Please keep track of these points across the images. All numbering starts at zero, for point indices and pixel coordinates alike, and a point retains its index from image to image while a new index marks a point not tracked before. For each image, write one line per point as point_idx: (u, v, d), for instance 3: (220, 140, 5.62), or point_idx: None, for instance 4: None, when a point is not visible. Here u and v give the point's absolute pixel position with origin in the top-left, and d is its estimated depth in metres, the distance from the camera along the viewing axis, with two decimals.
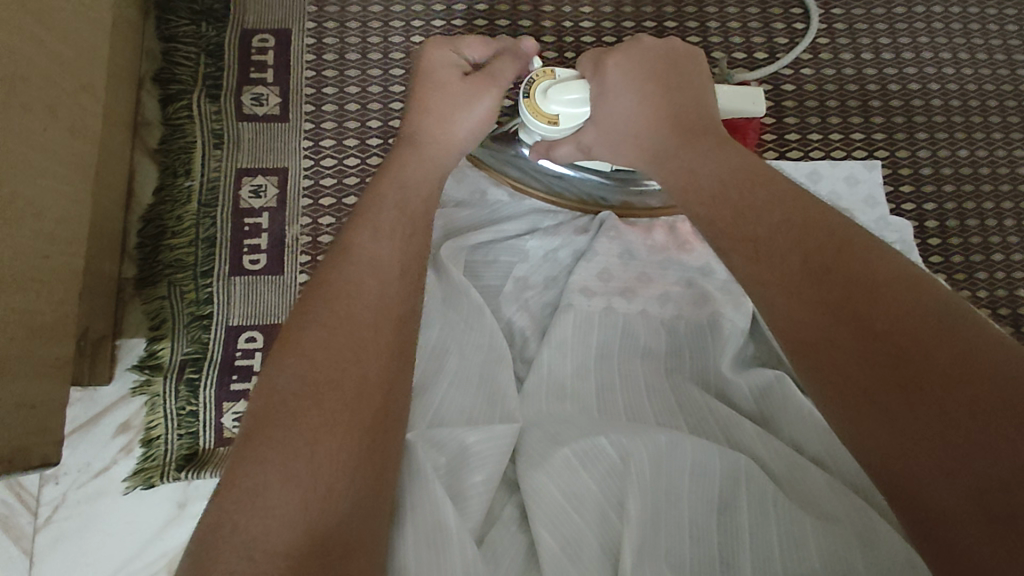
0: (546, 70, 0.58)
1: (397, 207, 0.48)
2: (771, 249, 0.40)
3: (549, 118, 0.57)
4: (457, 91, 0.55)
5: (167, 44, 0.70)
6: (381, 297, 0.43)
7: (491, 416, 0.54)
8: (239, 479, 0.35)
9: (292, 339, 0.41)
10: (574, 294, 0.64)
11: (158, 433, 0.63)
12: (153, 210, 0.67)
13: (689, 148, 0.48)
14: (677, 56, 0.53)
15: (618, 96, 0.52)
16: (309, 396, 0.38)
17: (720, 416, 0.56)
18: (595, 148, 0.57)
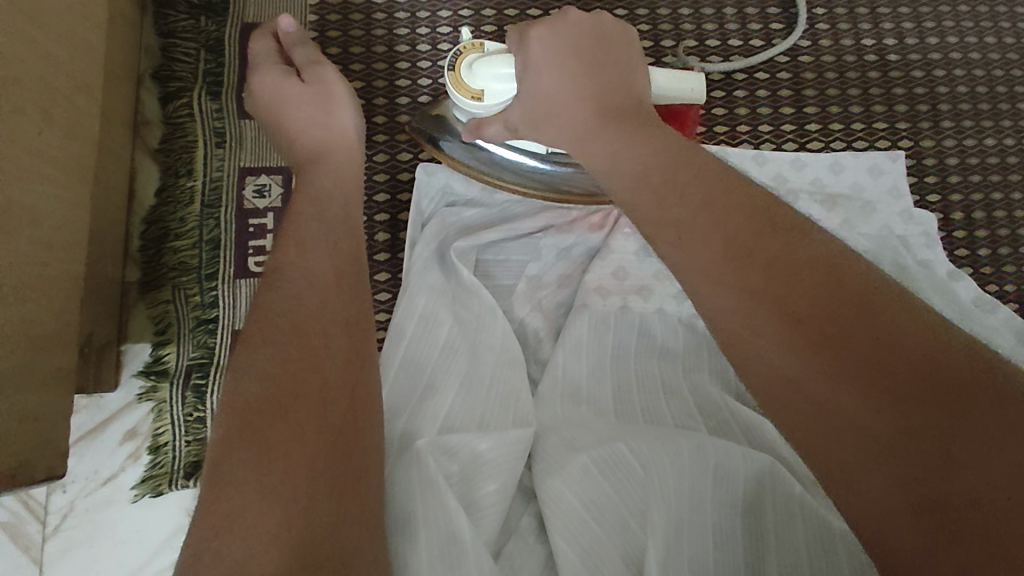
0: (474, 43, 0.53)
1: (325, 214, 0.49)
2: (750, 280, 0.34)
3: (472, 92, 0.52)
4: (312, 99, 0.58)
5: (165, 39, 0.68)
6: (324, 304, 0.43)
7: (504, 421, 0.53)
8: (217, 502, 0.34)
9: (241, 360, 0.40)
10: (588, 294, 0.62)
11: (165, 440, 0.61)
12: (155, 212, 0.66)
13: (614, 128, 0.44)
14: (603, 30, 0.49)
15: (541, 71, 0.48)
16: (270, 409, 0.38)
17: (742, 418, 0.54)
18: (522, 128, 0.52)
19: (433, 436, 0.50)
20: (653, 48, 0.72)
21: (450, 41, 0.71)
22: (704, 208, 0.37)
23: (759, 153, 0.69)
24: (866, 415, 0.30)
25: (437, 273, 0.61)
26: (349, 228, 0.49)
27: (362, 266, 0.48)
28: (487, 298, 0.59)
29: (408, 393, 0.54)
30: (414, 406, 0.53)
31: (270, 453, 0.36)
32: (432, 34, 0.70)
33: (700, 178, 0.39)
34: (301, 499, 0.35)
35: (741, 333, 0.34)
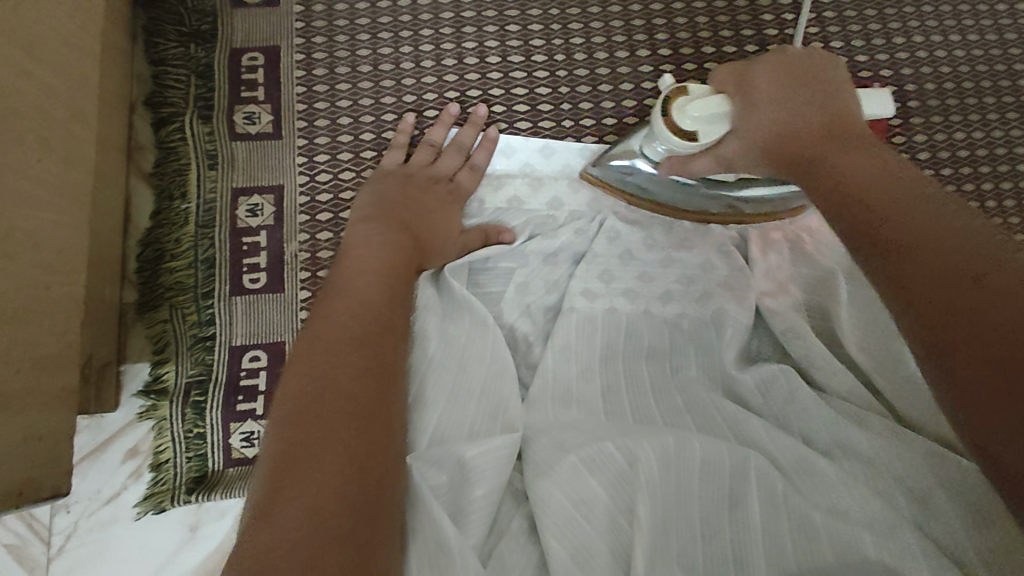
0: (677, 87, 0.55)
1: (383, 258, 0.55)
2: (922, 262, 0.39)
3: (685, 135, 0.54)
4: (441, 204, 0.64)
5: (156, 67, 0.70)
6: (369, 321, 0.48)
7: (492, 427, 0.55)
8: (293, 499, 0.37)
9: (314, 372, 0.44)
10: (576, 298, 0.64)
11: (167, 457, 0.63)
12: (151, 234, 0.67)
13: (835, 151, 0.48)
14: (817, 66, 0.52)
15: (767, 104, 0.51)
16: (348, 422, 0.42)
17: (727, 413, 0.56)
18: (735, 160, 0.54)
19: (423, 450, 0.52)
20: (630, 58, 0.74)
21: (433, 58, 0.72)
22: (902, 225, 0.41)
23: None
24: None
25: (427, 289, 0.63)
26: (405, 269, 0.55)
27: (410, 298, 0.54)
28: (479, 310, 0.60)
29: None
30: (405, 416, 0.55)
31: (326, 450, 0.40)
32: (415, 52, 0.72)
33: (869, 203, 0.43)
34: (359, 513, 0.39)
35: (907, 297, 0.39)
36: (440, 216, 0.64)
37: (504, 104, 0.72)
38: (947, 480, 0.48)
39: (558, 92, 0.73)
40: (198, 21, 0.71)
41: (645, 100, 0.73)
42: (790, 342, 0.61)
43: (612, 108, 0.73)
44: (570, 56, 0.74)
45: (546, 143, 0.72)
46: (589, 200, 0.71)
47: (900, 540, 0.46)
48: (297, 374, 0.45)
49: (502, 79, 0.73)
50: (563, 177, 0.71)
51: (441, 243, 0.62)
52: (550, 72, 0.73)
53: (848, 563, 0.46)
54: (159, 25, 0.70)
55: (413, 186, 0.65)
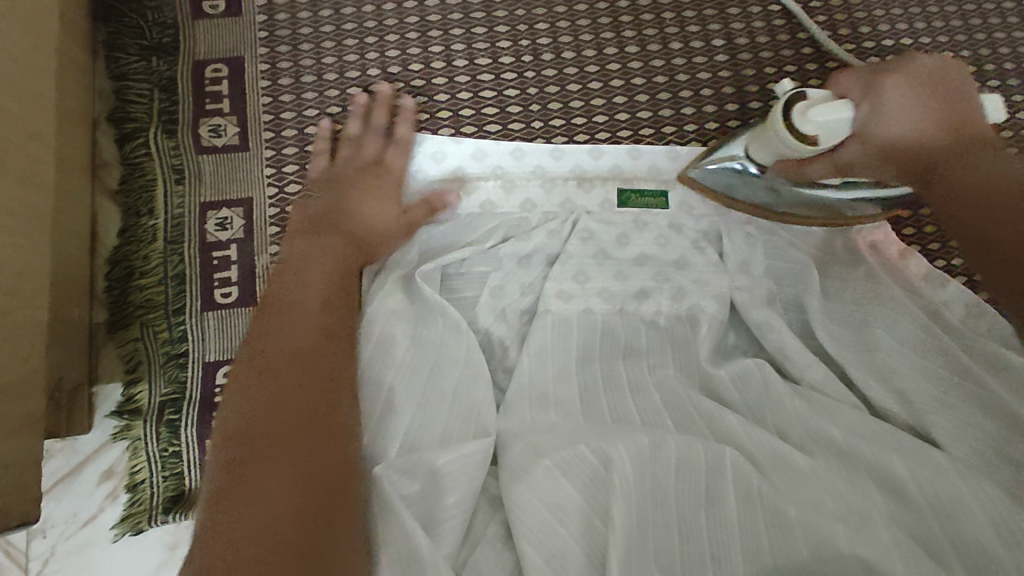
0: (797, 93, 0.57)
1: (321, 272, 0.56)
2: None
3: (808, 140, 0.56)
4: (377, 193, 0.64)
5: (119, 83, 0.69)
6: (302, 327, 0.51)
7: (466, 434, 0.54)
8: (237, 521, 0.40)
9: (254, 394, 0.46)
10: (551, 300, 0.63)
11: (143, 477, 0.62)
12: (119, 252, 0.66)
13: (952, 160, 0.55)
14: (939, 71, 0.58)
15: (899, 113, 0.57)
16: (280, 441, 0.44)
17: (704, 409, 0.55)
18: (855, 164, 0.60)
19: (392, 459, 0.52)
20: (598, 56, 0.73)
21: (399, 64, 0.72)
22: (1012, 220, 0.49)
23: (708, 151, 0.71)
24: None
25: (398, 296, 0.62)
26: (344, 282, 0.57)
27: (347, 297, 0.56)
28: (452, 315, 0.60)
29: (373, 412, 0.55)
30: (376, 428, 0.55)
31: (267, 454, 0.43)
32: (381, 58, 0.72)
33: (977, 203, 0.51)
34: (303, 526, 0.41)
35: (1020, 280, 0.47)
36: (378, 206, 0.63)
37: (472, 107, 0.71)
38: (917, 469, 0.49)
39: (526, 94, 0.72)
40: (159, 34, 0.70)
41: (615, 99, 0.73)
42: (765, 336, 0.61)
43: (582, 107, 0.72)
44: (537, 56, 0.73)
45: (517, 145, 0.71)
46: (562, 199, 0.70)
47: (873, 530, 0.46)
48: (238, 398, 0.47)
49: (470, 82, 0.72)
50: (535, 178, 0.70)
51: (382, 233, 0.62)
52: (518, 73, 0.72)
53: (824, 556, 0.46)
54: (120, 40, 0.69)
55: (349, 182, 0.64)
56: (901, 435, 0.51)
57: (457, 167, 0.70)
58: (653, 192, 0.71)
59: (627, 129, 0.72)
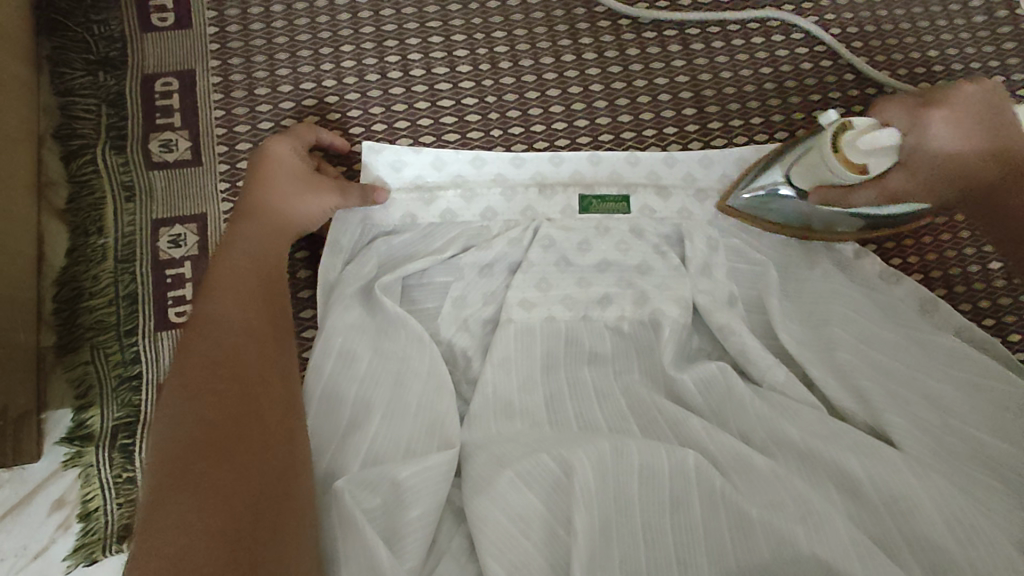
0: (844, 122, 0.56)
1: (249, 267, 0.53)
2: None
3: (856, 167, 0.56)
4: (295, 176, 0.61)
5: (64, 98, 0.67)
6: (237, 330, 0.47)
7: (430, 446, 0.53)
8: (159, 548, 0.35)
9: (177, 406, 0.42)
10: (513, 310, 0.63)
11: (96, 505, 0.60)
12: (67, 273, 0.65)
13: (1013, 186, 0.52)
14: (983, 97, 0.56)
15: (948, 140, 0.55)
16: (209, 456, 0.39)
17: (667, 413, 0.55)
18: (903, 189, 0.57)
19: (354, 474, 0.51)
20: (555, 63, 0.73)
21: (355, 74, 0.71)
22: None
23: (668, 155, 0.71)
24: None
25: (359, 309, 0.61)
26: (273, 279, 0.54)
27: (278, 300, 0.53)
28: (414, 326, 0.59)
29: (335, 427, 0.55)
30: (338, 443, 0.54)
31: (202, 462, 0.38)
32: (336, 69, 0.71)
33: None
34: (240, 543, 0.36)
35: None
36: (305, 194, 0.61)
37: (430, 117, 0.71)
38: (872, 468, 0.49)
39: (485, 102, 0.72)
40: (106, 48, 0.68)
41: (573, 105, 0.73)
42: (727, 339, 0.61)
43: (540, 114, 0.72)
44: (495, 64, 0.73)
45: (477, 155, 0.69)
46: (523, 207, 0.69)
47: (833, 531, 0.46)
48: (162, 412, 0.42)
49: (428, 91, 0.71)
50: (495, 186, 0.70)
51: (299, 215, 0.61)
52: (475, 82, 0.72)
53: (784, 557, 0.46)
54: (65, 54, 0.67)
55: (277, 170, 0.61)
56: (857, 434, 0.51)
57: (416, 177, 0.69)
58: (615, 197, 0.70)
59: (586, 135, 0.72)
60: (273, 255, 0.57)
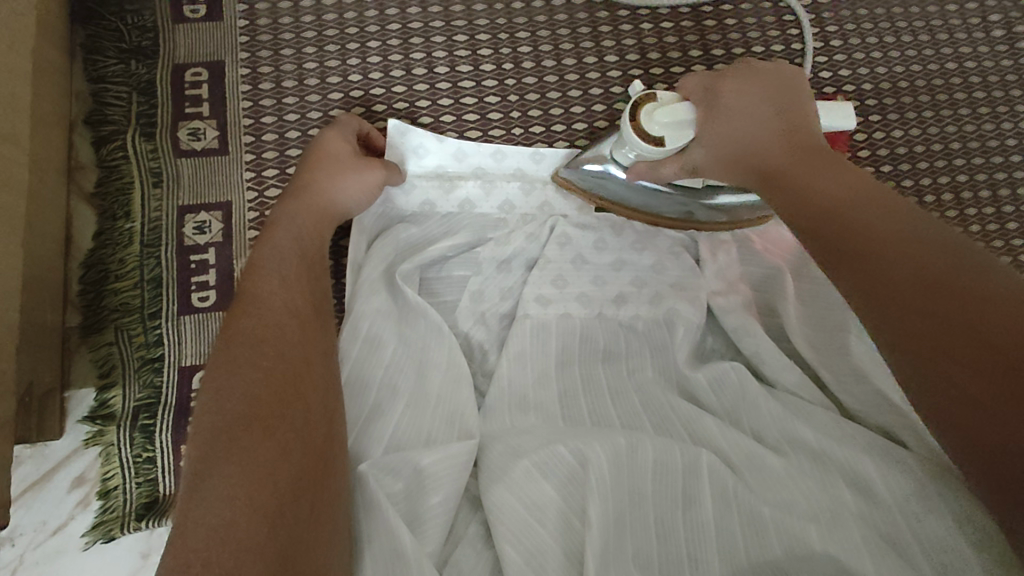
0: (648, 94, 0.58)
1: (292, 249, 0.55)
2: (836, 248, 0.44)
3: (655, 140, 0.58)
4: (347, 164, 0.62)
5: (97, 86, 0.69)
6: (280, 312, 0.49)
7: (450, 435, 0.54)
8: (205, 518, 0.37)
9: (220, 380, 0.44)
10: (529, 305, 0.63)
11: (116, 484, 0.61)
12: (94, 255, 0.66)
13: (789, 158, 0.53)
14: (778, 73, 0.59)
15: (729, 111, 0.57)
16: (253, 433, 0.41)
17: (681, 412, 0.56)
18: (703, 163, 0.59)
19: (376, 458, 0.52)
20: (577, 64, 0.74)
21: (381, 70, 0.72)
22: (840, 209, 0.46)
23: None
24: (942, 337, 0.36)
25: (383, 296, 0.62)
26: (316, 264, 0.56)
27: (324, 289, 0.54)
28: (434, 317, 0.60)
29: (357, 413, 0.56)
30: (362, 428, 0.55)
31: (247, 440, 0.41)
32: (362, 64, 0.72)
33: (815, 198, 0.48)
34: (281, 518, 0.39)
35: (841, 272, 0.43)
36: (353, 180, 0.62)
37: (453, 114, 0.72)
38: (887, 469, 0.50)
39: (507, 101, 0.73)
40: (138, 38, 0.70)
41: (593, 106, 0.74)
42: (740, 339, 0.62)
43: (561, 115, 0.73)
44: (518, 64, 0.74)
45: (498, 148, 0.71)
46: (541, 202, 0.71)
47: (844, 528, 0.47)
48: (209, 385, 0.44)
49: (451, 89, 0.73)
50: (514, 180, 0.71)
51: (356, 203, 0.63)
52: (498, 81, 0.73)
53: (795, 553, 0.47)
54: (98, 42, 0.69)
55: (326, 158, 0.62)
56: (871, 435, 0.52)
57: (436, 166, 0.70)
58: None
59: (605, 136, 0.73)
60: (316, 239, 0.58)
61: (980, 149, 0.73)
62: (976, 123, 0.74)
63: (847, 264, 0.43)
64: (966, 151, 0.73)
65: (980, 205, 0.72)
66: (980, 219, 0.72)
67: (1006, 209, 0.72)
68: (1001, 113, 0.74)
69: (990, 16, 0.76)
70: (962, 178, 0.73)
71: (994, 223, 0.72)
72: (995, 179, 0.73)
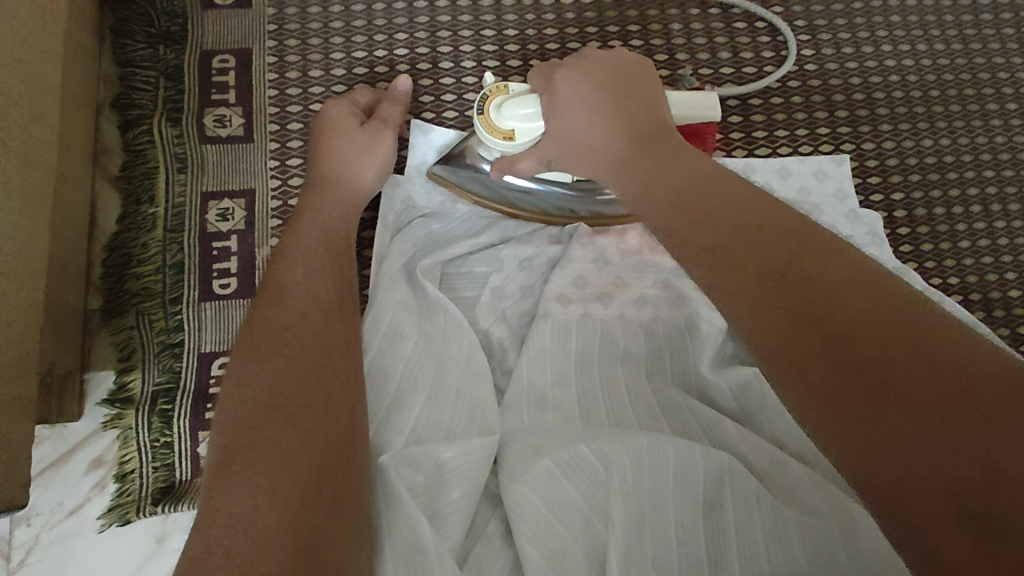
0: (500, 87, 0.60)
1: (320, 242, 0.55)
2: (732, 272, 0.38)
3: (505, 133, 0.58)
4: (358, 138, 0.63)
5: (125, 69, 0.69)
6: (306, 306, 0.49)
7: (471, 430, 0.54)
8: (227, 507, 0.37)
9: (243, 371, 0.44)
10: (550, 303, 0.63)
11: (132, 468, 0.61)
12: (117, 239, 0.66)
13: (654, 150, 0.47)
14: (621, 62, 0.54)
15: (569, 109, 0.53)
16: (270, 426, 0.41)
17: (702, 416, 0.55)
18: (555, 159, 0.57)
19: (397, 450, 0.52)
20: None
21: (407, 62, 0.72)
22: (698, 201, 0.42)
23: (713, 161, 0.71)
24: (862, 375, 0.32)
25: (405, 289, 0.62)
26: (345, 258, 0.55)
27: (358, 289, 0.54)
28: (455, 313, 0.60)
29: (377, 404, 0.55)
30: (383, 418, 0.55)
31: (261, 441, 0.40)
32: (389, 56, 0.72)
33: (674, 189, 0.43)
34: (304, 508, 0.38)
35: (736, 303, 0.37)
36: (369, 154, 0.63)
37: None
38: None
39: None
40: (168, 22, 0.70)
41: None
42: None
43: None
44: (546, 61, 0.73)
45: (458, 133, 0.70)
46: None
47: (865, 538, 0.47)
48: (231, 381, 0.44)
49: (478, 83, 0.72)
50: None
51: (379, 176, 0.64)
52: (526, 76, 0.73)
53: (817, 562, 0.46)
54: (128, 26, 0.69)
55: (337, 135, 0.63)
56: None
57: None
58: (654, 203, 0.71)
59: None
60: (345, 227, 0.58)
61: (1011, 161, 0.74)
62: (1009, 134, 0.74)
63: (713, 271, 0.39)
64: (997, 163, 0.73)
65: (1009, 218, 0.72)
66: (1007, 232, 0.72)
67: None
68: None
69: None
70: (991, 190, 0.73)
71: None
72: None
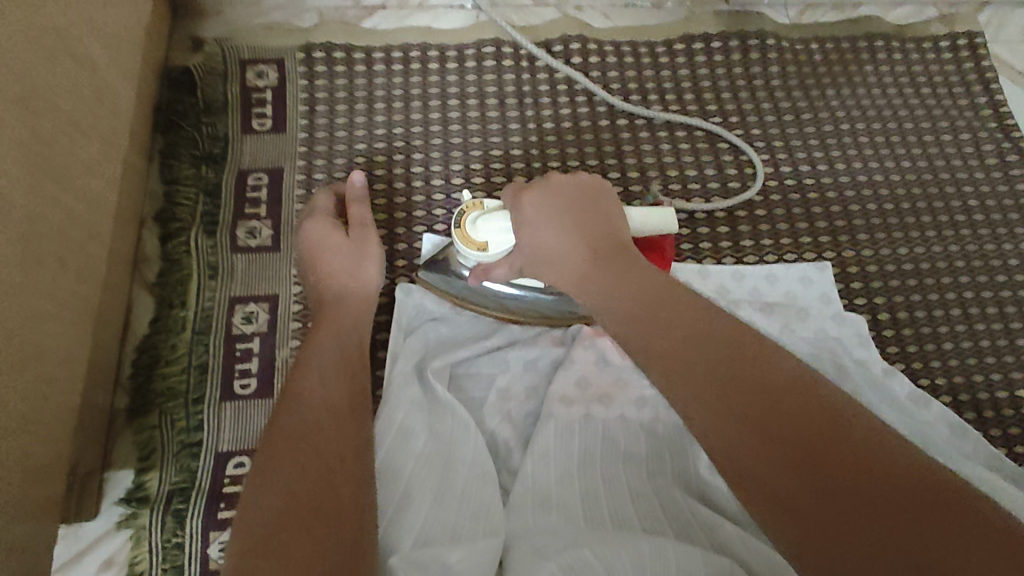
0: (476, 202, 0.63)
1: (334, 350, 0.59)
2: (687, 383, 0.46)
3: (478, 244, 0.61)
4: (347, 251, 0.69)
5: (168, 186, 0.76)
6: (321, 413, 0.52)
7: (476, 532, 0.55)
8: None
9: (264, 479, 0.47)
10: (554, 404, 0.66)
11: (142, 569, 0.63)
12: (147, 341, 0.70)
13: (613, 268, 0.55)
14: (578, 185, 0.60)
15: (535, 229, 0.58)
16: (289, 533, 0.43)
17: (702, 519, 0.56)
18: (527, 269, 0.61)
19: (406, 553, 0.53)
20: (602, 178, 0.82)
21: (423, 179, 0.80)
22: (653, 318, 0.50)
23: (701, 268, 0.76)
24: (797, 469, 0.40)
25: (416, 389, 0.66)
26: (356, 365, 0.59)
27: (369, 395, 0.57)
28: (463, 414, 0.64)
29: (386, 505, 0.57)
30: (392, 520, 0.56)
31: (278, 548, 0.42)
32: (407, 173, 0.80)
33: (634, 314, 0.52)
34: None
35: (691, 409, 0.45)
36: (359, 263, 0.68)
37: None
38: None
39: None
40: (210, 146, 0.78)
41: None
42: None
43: None
44: None
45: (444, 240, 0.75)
46: None
47: None
48: (252, 490, 0.47)
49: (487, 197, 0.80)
50: None
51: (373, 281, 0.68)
52: None
53: None
54: (175, 148, 0.77)
55: (327, 251, 0.69)
56: None
57: None
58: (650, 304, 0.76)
59: None
60: (354, 333, 0.62)
61: (984, 267, 0.80)
62: (979, 242, 0.81)
63: (671, 381, 0.47)
64: (971, 269, 0.79)
65: (988, 321, 0.77)
66: (989, 334, 0.77)
67: (1014, 327, 0.77)
68: (1001, 235, 0.81)
69: (983, 146, 0.85)
70: (968, 294, 0.78)
71: (1003, 338, 0.77)
72: (1001, 296, 0.78)
